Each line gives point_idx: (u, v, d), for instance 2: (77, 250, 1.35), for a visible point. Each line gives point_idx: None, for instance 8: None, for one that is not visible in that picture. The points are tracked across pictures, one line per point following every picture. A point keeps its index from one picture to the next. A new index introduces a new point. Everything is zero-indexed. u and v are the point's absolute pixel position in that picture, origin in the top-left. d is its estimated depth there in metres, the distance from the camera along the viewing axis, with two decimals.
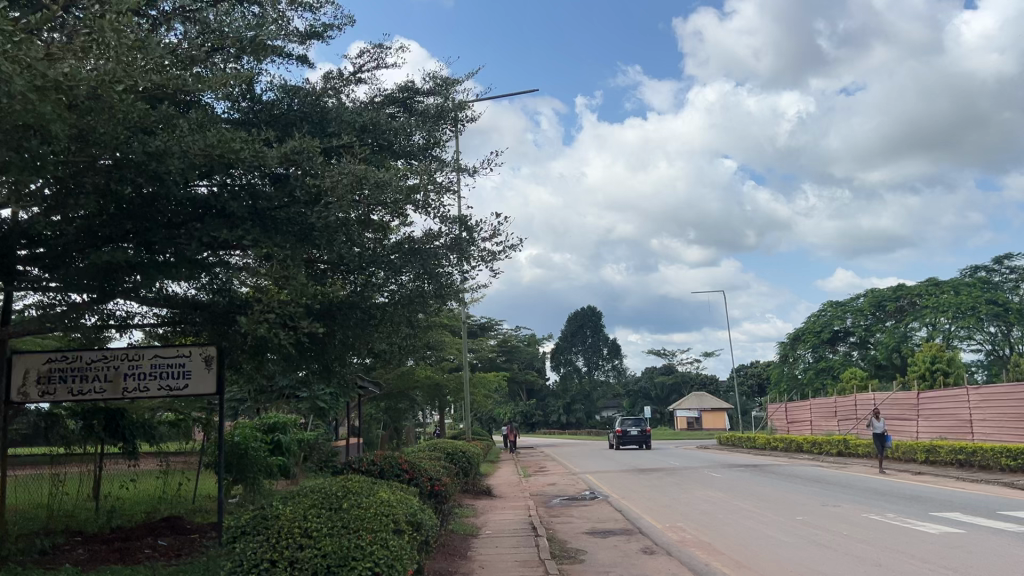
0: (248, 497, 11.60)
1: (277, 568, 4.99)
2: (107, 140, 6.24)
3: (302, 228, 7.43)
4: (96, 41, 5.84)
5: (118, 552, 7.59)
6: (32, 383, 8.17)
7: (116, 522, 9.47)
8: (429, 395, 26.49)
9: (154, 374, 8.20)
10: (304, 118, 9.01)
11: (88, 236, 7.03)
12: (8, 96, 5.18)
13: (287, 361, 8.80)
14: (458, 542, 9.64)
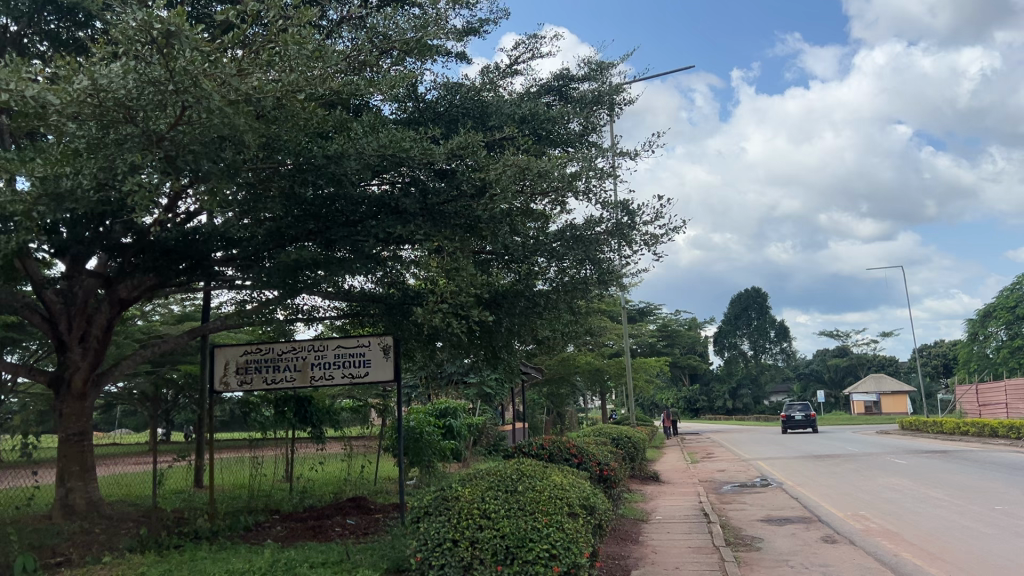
0: (424, 480, 12.11)
1: (459, 547, 5.23)
2: (290, 145, 6.90)
3: (470, 220, 7.61)
4: (280, 54, 6.20)
5: (312, 530, 8.15)
6: (232, 373, 8.92)
7: (308, 501, 10.18)
8: (591, 380, 26.57)
9: (338, 363, 8.70)
10: (466, 113, 9.27)
11: (276, 238, 7.54)
12: (209, 112, 5.74)
13: (457, 349, 9.12)
14: (629, 526, 9.64)
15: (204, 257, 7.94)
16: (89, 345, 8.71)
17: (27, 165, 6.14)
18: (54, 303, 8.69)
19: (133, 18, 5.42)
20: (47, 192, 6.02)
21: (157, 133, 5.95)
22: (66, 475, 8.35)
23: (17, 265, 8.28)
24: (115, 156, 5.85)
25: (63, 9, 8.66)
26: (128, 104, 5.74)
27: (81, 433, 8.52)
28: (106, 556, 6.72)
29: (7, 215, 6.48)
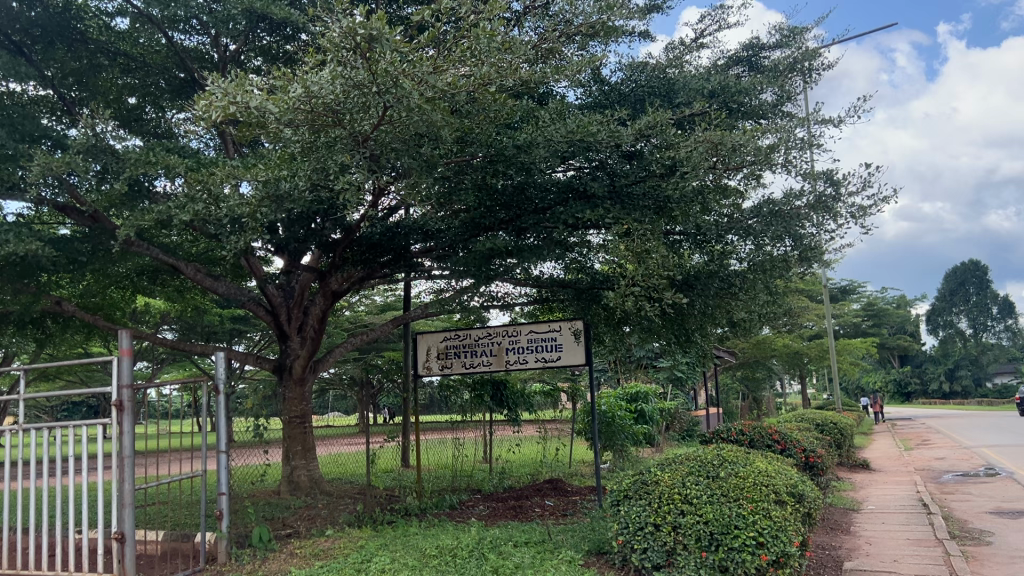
0: (619, 463, 12.11)
1: (661, 532, 5.20)
2: (481, 138, 7.14)
3: (659, 200, 7.54)
4: (471, 49, 6.31)
5: (514, 510, 8.38)
6: (433, 359, 9.35)
7: (508, 482, 10.52)
8: (789, 362, 25.42)
9: (531, 348, 8.86)
10: (652, 92, 9.15)
11: (471, 227, 7.85)
12: (408, 110, 6.04)
13: (649, 332, 9.02)
14: (838, 515, 9.16)
15: (404, 250, 8.39)
16: (307, 335, 9.45)
17: (251, 170, 6.85)
18: (275, 297, 9.50)
19: (340, 25, 5.72)
20: (269, 195, 6.73)
21: (361, 134, 6.36)
22: (291, 454, 9.03)
23: (242, 262, 9.21)
24: (325, 158, 6.45)
25: (274, 25, 9.41)
26: (336, 108, 6.15)
27: (302, 416, 9.19)
28: (329, 529, 7.26)
29: (236, 218, 7.15)
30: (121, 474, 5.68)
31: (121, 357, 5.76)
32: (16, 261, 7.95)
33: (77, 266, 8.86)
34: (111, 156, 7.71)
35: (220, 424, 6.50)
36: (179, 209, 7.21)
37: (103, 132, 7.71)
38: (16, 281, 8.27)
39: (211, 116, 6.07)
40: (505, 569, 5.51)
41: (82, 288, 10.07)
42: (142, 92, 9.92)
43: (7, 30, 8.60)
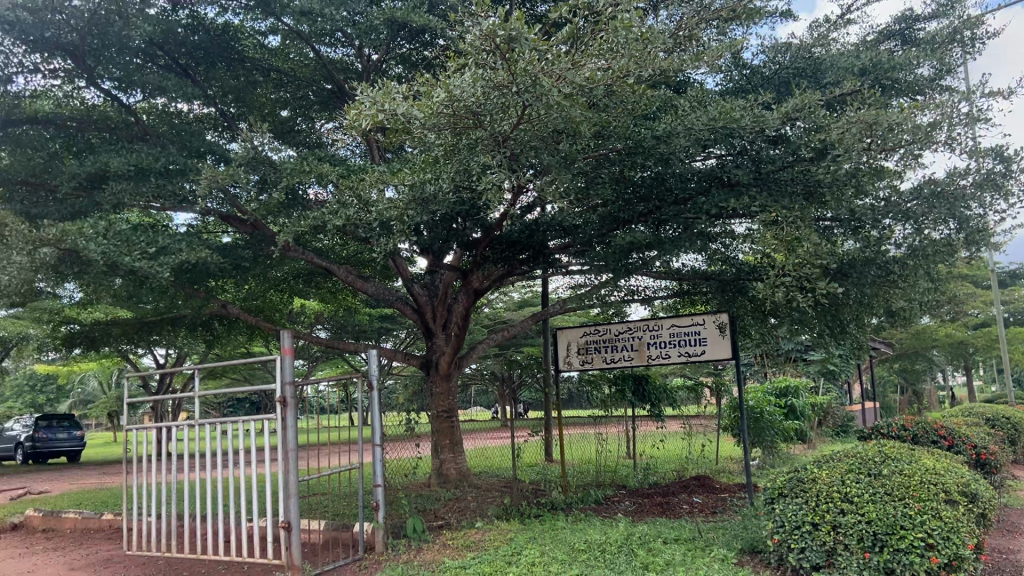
0: (769, 460, 11.73)
1: (820, 531, 5.01)
2: (619, 131, 7.11)
3: (809, 185, 7.22)
4: (610, 40, 6.25)
5: (661, 506, 8.27)
6: (575, 354, 9.38)
7: (653, 478, 10.40)
8: (951, 354, 23.81)
9: (674, 342, 8.73)
10: (798, 73, 8.81)
11: (610, 221, 7.87)
12: (548, 107, 6.10)
13: (800, 324, 8.67)
14: (1016, 518, 8.48)
15: (543, 248, 8.44)
16: (451, 333, 9.76)
17: (398, 175, 7.15)
18: (421, 296, 9.78)
19: (481, 28, 5.83)
20: (416, 197, 7.01)
21: (501, 133, 6.48)
22: (439, 447, 9.36)
23: (389, 263, 9.52)
24: (468, 160, 6.68)
25: (414, 32, 9.69)
26: (477, 110, 6.30)
27: (448, 410, 9.46)
28: (479, 522, 7.42)
29: (385, 221, 7.45)
30: (286, 465, 6.00)
31: (283, 356, 6.10)
32: (189, 269, 8.61)
33: (241, 271, 9.48)
34: (269, 166, 8.17)
35: (374, 419, 6.77)
36: (332, 215, 7.60)
37: (262, 145, 8.17)
38: (188, 286, 8.92)
39: (361, 124, 6.36)
40: (656, 566, 5.45)
41: (246, 291, 10.75)
42: (293, 105, 10.47)
43: (174, 54, 9.32)
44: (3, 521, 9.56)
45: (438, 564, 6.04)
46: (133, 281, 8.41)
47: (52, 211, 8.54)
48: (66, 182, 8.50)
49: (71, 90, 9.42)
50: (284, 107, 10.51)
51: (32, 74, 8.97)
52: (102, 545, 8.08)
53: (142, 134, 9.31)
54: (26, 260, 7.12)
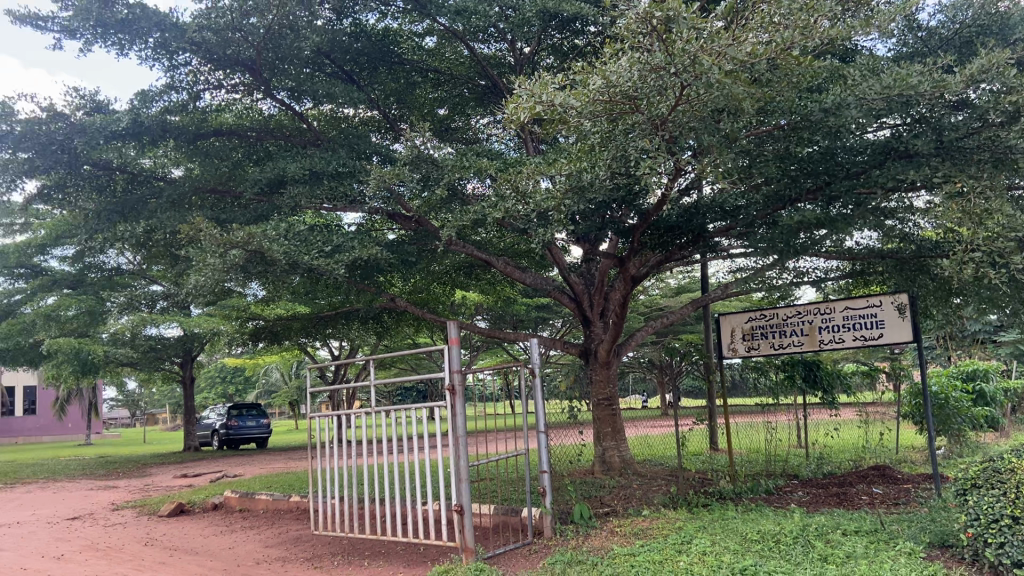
0: (956, 450, 10.95)
1: (1021, 526, 4.65)
2: (784, 106, 6.89)
3: (999, 152, 6.64)
4: (771, 12, 6.02)
5: (838, 497, 7.92)
6: (739, 340, 9.11)
7: (828, 468, 9.96)
8: None
9: (848, 325, 8.31)
10: (981, 31, 8.15)
11: (775, 200, 7.61)
12: (708, 86, 5.97)
13: (991, 303, 8.01)
14: None
15: (703, 231, 8.20)
16: (609, 320, 9.76)
17: (555, 165, 7.25)
18: (578, 285, 9.80)
19: (637, 12, 5.79)
20: (573, 186, 7.09)
21: (659, 117, 6.41)
22: (601, 435, 9.37)
23: (546, 253, 9.58)
24: (625, 144, 6.65)
25: (565, 22, 9.72)
26: (634, 94, 6.27)
27: (609, 398, 9.45)
28: (646, 509, 7.38)
29: (543, 211, 7.53)
30: (457, 451, 6.21)
31: (450, 346, 6.30)
32: (360, 265, 9.09)
33: (407, 266, 9.87)
34: (431, 164, 8.46)
35: (537, 406, 6.88)
36: (491, 208, 7.80)
37: (425, 145, 8.48)
38: (359, 281, 9.42)
39: (520, 117, 6.52)
40: (836, 558, 5.22)
41: (412, 285, 11.17)
42: (450, 103, 10.77)
43: (340, 62, 9.85)
44: (206, 501, 10.48)
45: (608, 551, 6.06)
46: (310, 278, 8.97)
47: (239, 215, 9.24)
48: (250, 188, 9.21)
49: (250, 102, 10.18)
50: (441, 105, 10.84)
51: (217, 90, 9.74)
52: (292, 524, 8.71)
53: (314, 139, 9.99)
54: (219, 262, 7.80)
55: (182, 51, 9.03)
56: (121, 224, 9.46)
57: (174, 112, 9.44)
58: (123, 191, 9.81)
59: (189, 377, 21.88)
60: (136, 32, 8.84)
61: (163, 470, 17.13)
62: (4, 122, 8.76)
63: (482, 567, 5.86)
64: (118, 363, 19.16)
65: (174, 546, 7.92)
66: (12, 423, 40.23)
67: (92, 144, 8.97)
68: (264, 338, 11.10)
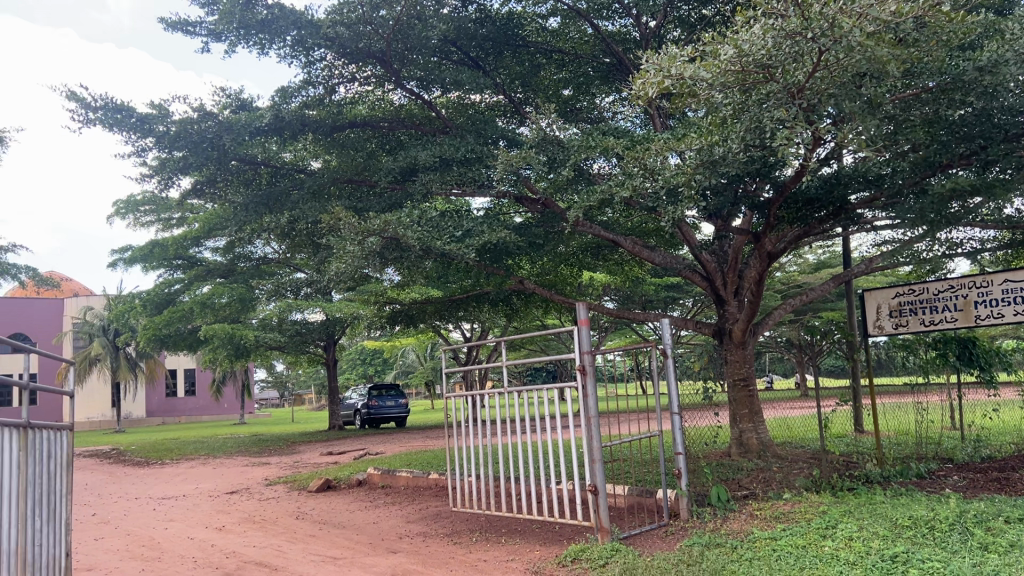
0: None
1: None
2: (933, 66, 6.51)
3: None
4: None
5: (998, 482, 7.42)
6: (886, 317, 8.62)
7: (986, 451, 9.33)
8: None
9: (1007, 299, 7.84)
10: None
11: (923, 167, 7.20)
12: (849, 50, 5.80)
13: None
14: None
15: (845, 203, 7.82)
16: (743, 298, 9.49)
17: (684, 140, 7.12)
18: (710, 262, 9.53)
19: None
20: (704, 160, 6.94)
21: (796, 85, 6.19)
22: (737, 417, 9.08)
23: (676, 231, 9.37)
24: (759, 115, 6.43)
25: None
26: (768, 62, 6.11)
27: (746, 378, 9.19)
28: (787, 493, 7.17)
29: (672, 188, 7.37)
30: (589, 432, 6.22)
31: (580, 327, 6.31)
32: (491, 249, 9.23)
33: (535, 248, 9.94)
34: (557, 145, 8.49)
35: (671, 386, 6.80)
36: (619, 187, 7.73)
37: (551, 127, 8.55)
38: (490, 265, 9.58)
39: (648, 93, 6.42)
40: (998, 547, 4.91)
41: (540, 267, 11.21)
42: (575, 84, 10.69)
43: (466, 49, 9.98)
44: (351, 478, 10.97)
45: (747, 534, 5.93)
46: (442, 263, 9.18)
47: (375, 204, 9.56)
48: (384, 177, 9.52)
49: (382, 94, 10.50)
50: (566, 86, 10.79)
51: (351, 83, 10.12)
52: (432, 501, 8.98)
53: (443, 127, 10.16)
54: (357, 249, 8.20)
55: (317, 47, 9.39)
56: (266, 215, 9.96)
57: (311, 107, 9.98)
58: (268, 184, 10.32)
59: (331, 359, 22.89)
60: (275, 31, 9.25)
61: (311, 448, 18.07)
62: (161, 123, 9.39)
63: (618, 547, 5.86)
64: (268, 347, 20.30)
65: (323, 520, 8.36)
66: (176, 404, 43.45)
67: (239, 140, 9.49)
68: (400, 322, 11.45)
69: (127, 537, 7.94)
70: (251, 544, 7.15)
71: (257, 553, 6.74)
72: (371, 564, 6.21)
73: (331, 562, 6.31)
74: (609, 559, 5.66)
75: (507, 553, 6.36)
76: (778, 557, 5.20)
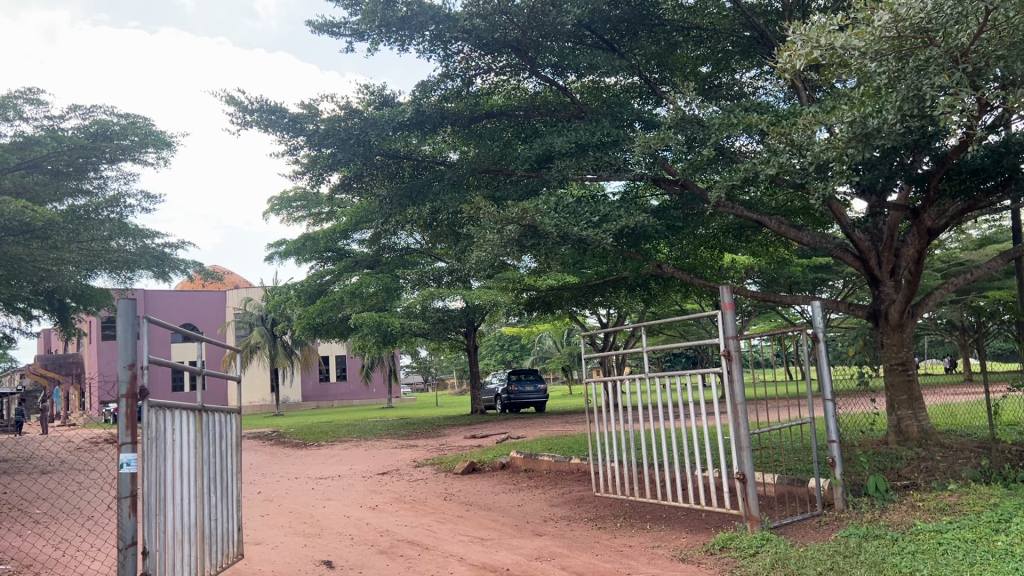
0: None
1: None
2: None
3: None
4: None
5: None
6: None
7: None
8: None
9: None
10: None
11: None
12: None
13: None
14: None
15: (1016, 172, 7.25)
16: (900, 278, 8.93)
17: (835, 113, 6.71)
18: (863, 241, 9.01)
19: None
20: (858, 133, 6.52)
21: (960, 47, 5.86)
22: (896, 403, 8.62)
23: (824, 209, 8.93)
24: (919, 83, 6.05)
25: None
26: (927, 26, 5.85)
27: (904, 362, 8.67)
28: (953, 483, 6.75)
29: (822, 163, 7.10)
30: (737, 418, 6.07)
31: (725, 312, 6.14)
32: (630, 232, 9.14)
33: (674, 231, 9.76)
34: (697, 125, 8.27)
35: (823, 371, 6.52)
36: (763, 164, 7.45)
37: (689, 106, 8.34)
38: (629, 249, 9.49)
39: (797, 65, 6.47)
40: None
41: (679, 251, 11.02)
42: (714, 60, 10.47)
43: (601, 32, 9.89)
44: (495, 461, 11.21)
45: (908, 526, 5.63)
46: (579, 249, 9.17)
47: (512, 192, 9.69)
48: (521, 165, 9.61)
49: (517, 83, 10.62)
50: (705, 63, 10.59)
51: (487, 74, 10.23)
52: (575, 485, 9.04)
53: (578, 112, 10.13)
54: (496, 238, 8.39)
55: (455, 40, 9.60)
56: (410, 207, 10.31)
57: (450, 100, 10.25)
58: (411, 176, 10.63)
59: (471, 346, 23.38)
60: (414, 27, 9.49)
61: (454, 431, 18.58)
62: (311, 122, 9.86)
63: (769, 537, 5.70)
64: (412, 334, 20.98)
65: (469, 502, 8.59)
66: (328, 389, 45.70)
67: (383, 135, 9.83)
68: (538, 309, 11.56)
69: (289, 514, 8.44)
70: (402, 524, 7.45)
71: (408, 532, 7.02)
72: (517, 545, 6.32)
73: (479, 543, 6.48)
74: (760, 549, 5.51)
75: (653, 540, 6.31)
76: (944, 551, 4.91)
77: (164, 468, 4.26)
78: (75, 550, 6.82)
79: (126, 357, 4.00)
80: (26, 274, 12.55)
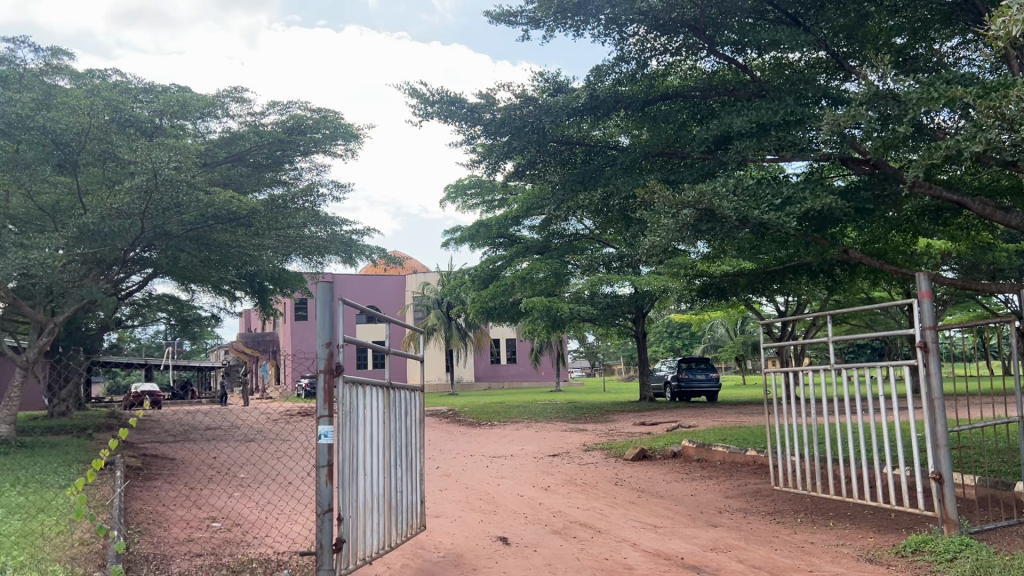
0: None
1: None
2: None
3: None
4: None
5: None
6: None
7: None
8: None
9: None
10: None
11: None
12: None
13: None
14: None
15: None
16: None
17: None
18: None
19: None
20: None
21: None
22: None
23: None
24: None
25: None
26: None
27: None
28: None
29: None
30: (933, 415, 5.68)
31: (921, 300, 5.75)
32: (813, 216, 8.73)
33: (863, 214, 9.21)
34: (890, 100, 7.77)
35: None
36: (969, 140, 6.89)
37: (883, 80, 7.84)
38: (812, 233, 9.06)
39: (1011, 31, 5.84)
40: None
41: (867, 235, 10.37)
42: (910, 30, 9.67)
43: (784, 6, 9.56)
44: (666, 449, 11.08)
45: None
46: (758, 233, 8.82)
47: (686, 174, 9.48)
48: (697, 147, 9.40)
49: (694, 63, 10.42)
50: (899, 34, 9.79)
51: (663, 55, 10.14)
52: (751, 478, 8.76)
53: (758, 90, 9.76)
54: (671, 222, 8.32)
55: (630, 22, 9.53)
56: (582, 192, 10.36)
57: (623, 84, 10.29)
58: (583, 161, 10.66)
59: (640, 332, 23.16)
60: (589, 11, 9.51)
61: (623, 418, 18.53)
62: (488, 112, 10.12)
63: (969, 542, 5.29)
64: (581, 320, 21.04)
65: (641, 488, 8.54)
66: (499, 370, 46.85)
67: (557, 122, 9.95)
68: (712, 295, 11.28)
69: (466, 490, 8.77)
70: (574, 506, 7.55)
71: (581, 514, 7.09)
72: (692, 535, 6.23)
73: (652, 530, 6.44)
74: (958, 554, 5.13)
75: (837, 537, 6.04)
76: None
77: (355, 440, 4.54)
78: (277, 513, 7.44)
79: (324, 336, 4.30)
80: (233, 258, 13.81)
